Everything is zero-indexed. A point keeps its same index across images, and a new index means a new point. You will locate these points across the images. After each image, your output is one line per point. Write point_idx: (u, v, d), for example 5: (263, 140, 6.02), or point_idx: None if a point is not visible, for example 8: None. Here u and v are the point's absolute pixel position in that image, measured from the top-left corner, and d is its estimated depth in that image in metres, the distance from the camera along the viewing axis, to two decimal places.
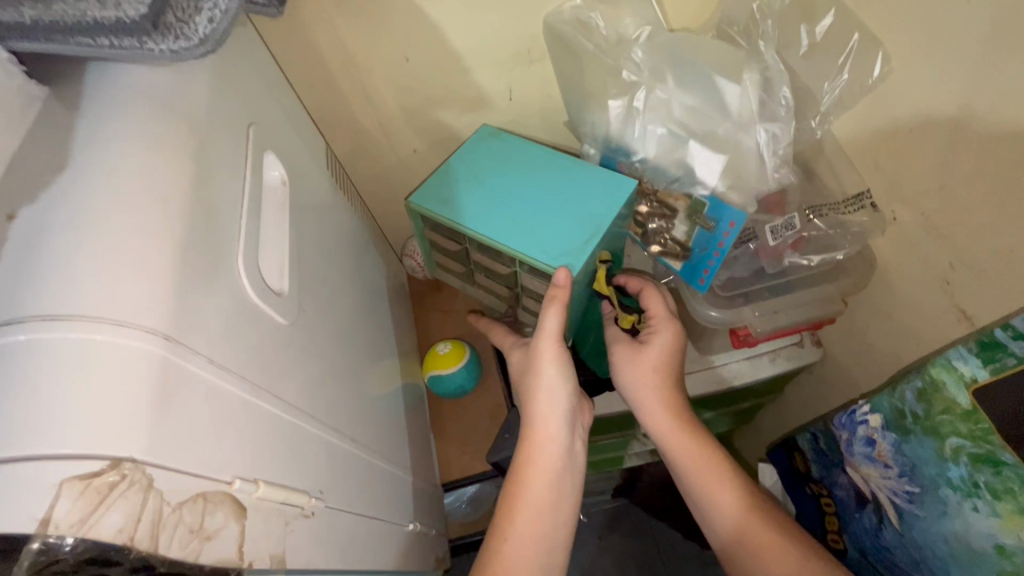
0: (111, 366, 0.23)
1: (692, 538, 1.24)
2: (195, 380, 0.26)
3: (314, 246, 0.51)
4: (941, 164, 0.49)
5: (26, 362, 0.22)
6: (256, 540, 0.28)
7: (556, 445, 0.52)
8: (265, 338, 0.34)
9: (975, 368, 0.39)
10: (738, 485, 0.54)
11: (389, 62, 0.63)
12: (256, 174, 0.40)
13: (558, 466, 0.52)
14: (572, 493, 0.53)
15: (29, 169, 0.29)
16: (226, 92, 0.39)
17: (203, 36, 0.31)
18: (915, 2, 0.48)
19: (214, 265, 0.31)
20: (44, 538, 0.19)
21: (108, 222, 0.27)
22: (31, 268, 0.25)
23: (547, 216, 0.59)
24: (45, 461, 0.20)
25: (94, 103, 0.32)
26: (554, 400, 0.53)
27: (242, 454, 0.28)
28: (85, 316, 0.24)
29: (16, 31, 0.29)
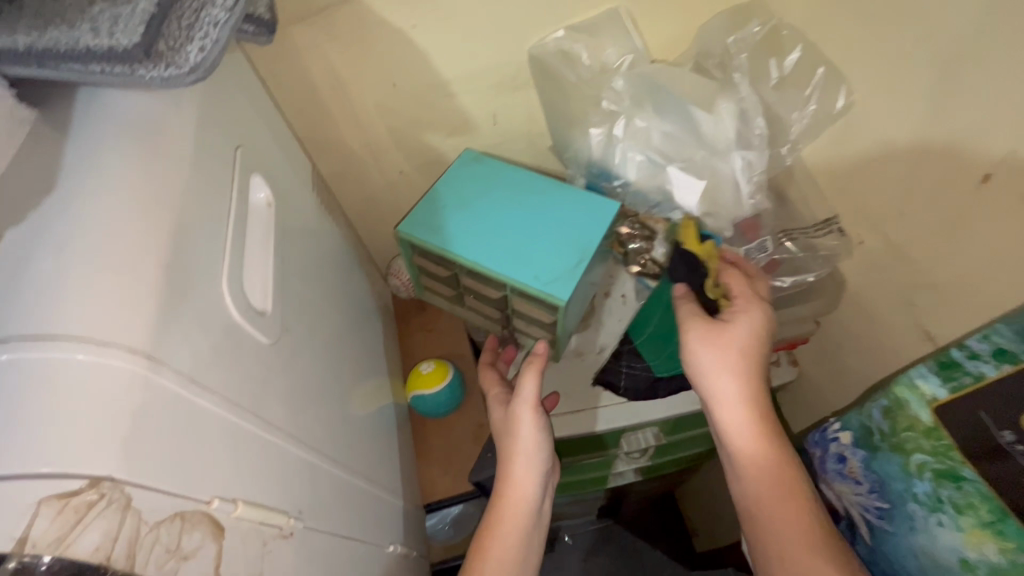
0: (93, 386, 0.23)
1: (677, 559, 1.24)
2: (176, 399, 0.26)
3: (299, 265, 0.52)
4: (903, 191, 0.52)
5: (5, 382, 0.23)
6: (233, 560, 0.28)
7: (530, 494, 0.52)
8: (247, 358, 0.35)
9: (935, 387, 0.40)
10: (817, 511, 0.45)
11: (377, 87, 0.65)
12: (242, 196, 0.41)
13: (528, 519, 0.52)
14: (537, 547, 0.53)
15: (16, 191, 0.29)
16: (214, 116, 0.40)
17: (194, 64, 0.32)
18: (875, 40, 0.51)
19: (198, 284, 0.32)
20: (20, 557, 0.19)
21: (94, 243, 0.27)
22: (17, 289, 0.25)
23: (534, 241, 0.61)
24: (25, 480, 0.21)
25: (84, 127, 0.33)
26: (527, 461, 0.53)
27: (221, 474, 0.29)
28: (68, 335, 0.24)
29: (9, 58, 0.30)
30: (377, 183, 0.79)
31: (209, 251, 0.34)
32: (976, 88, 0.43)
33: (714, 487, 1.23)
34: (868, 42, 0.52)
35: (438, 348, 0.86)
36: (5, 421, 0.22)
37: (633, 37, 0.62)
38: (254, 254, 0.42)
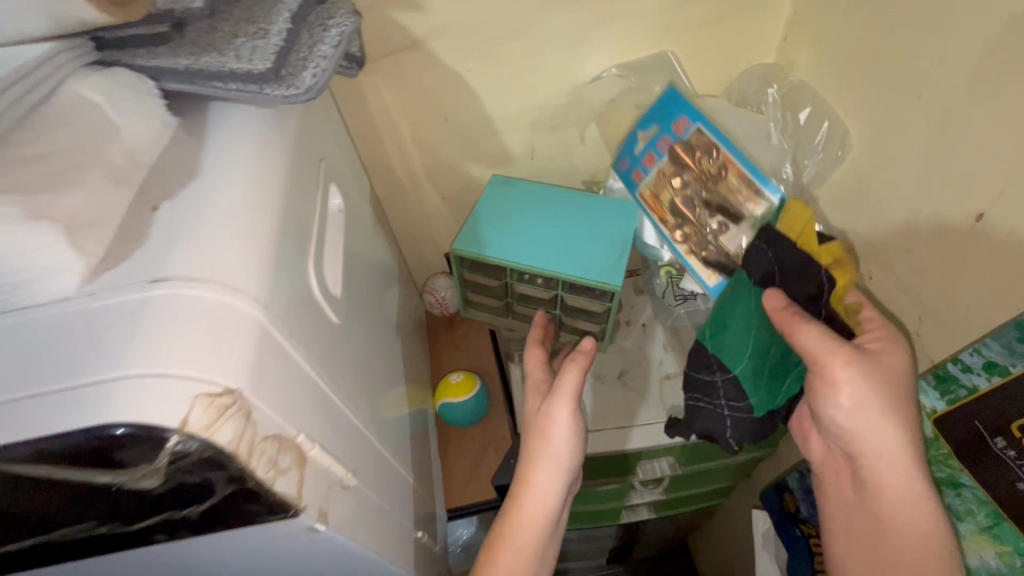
0: (229, 319, 0.29)
1: None
2: (277, 345, 0.32)
3: (357, 267, 0.59)
4: (907, 229, 0.57)
5: (166, 309, 0.28)
6: (310, 490, 0.33)
7: (547, 497, 0.56)
8: (322, 330, 0.41)
9: (936, 401, 0.46)
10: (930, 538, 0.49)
11: (432, 120, 0.74)
12: (322, 198, 0.48)
13: (544, 517, 0.56)
14: (552, 541, 0.58)
15: (164, 176, 0.37)
16: (307, 133, 0.48)
17: (309, 86, 0.40)
18: (880, 96, 0.58)
19: (293, 261, 0.38)
20: (180, 434, 0.25)
21: (227, 217, 0.34)
22: (169, 245, 0.32)
23: (578, 242, 0.71)
24: (179, 379, 0.26)
25: (216, 132, 0.40)
26: (553, 462, 0.57)
27: (304, 416, 0.34)
28: (212, 281, 0.30)
29: (170, 74, 0.38)
30: (421, 206, 0.87)
31: (300, 237, 0.41)
32: (963, 139, 0.49)
33: (730, 532, 1.22)
34: (872, 99, 0.59)
35: (466, 364, 0.91)
36: (165, 336, 0.27)
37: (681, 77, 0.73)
38: (329, 249, 0.49)
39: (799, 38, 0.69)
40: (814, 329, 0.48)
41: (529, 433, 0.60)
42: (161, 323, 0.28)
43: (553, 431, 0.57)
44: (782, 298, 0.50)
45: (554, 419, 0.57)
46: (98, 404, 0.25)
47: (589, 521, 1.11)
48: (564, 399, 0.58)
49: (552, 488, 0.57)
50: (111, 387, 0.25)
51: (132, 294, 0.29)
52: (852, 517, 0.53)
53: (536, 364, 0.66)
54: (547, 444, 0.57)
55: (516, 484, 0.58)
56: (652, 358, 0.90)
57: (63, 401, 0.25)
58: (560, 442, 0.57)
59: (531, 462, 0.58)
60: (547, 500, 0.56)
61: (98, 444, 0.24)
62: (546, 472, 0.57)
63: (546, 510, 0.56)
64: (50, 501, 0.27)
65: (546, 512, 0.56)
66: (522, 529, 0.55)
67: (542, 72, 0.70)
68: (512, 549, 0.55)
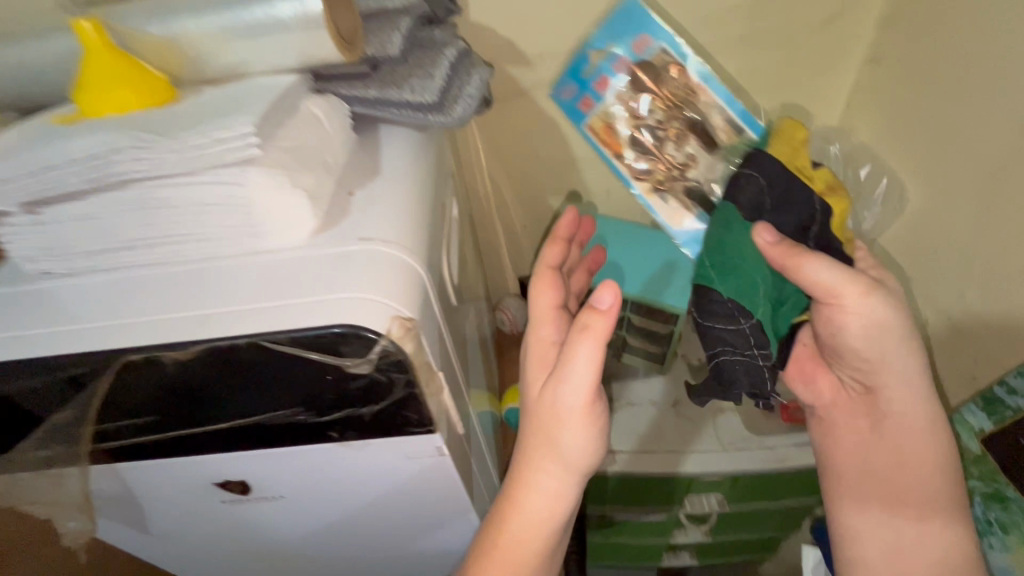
0: (410, 272, 0.40)
1: None
2: (431, 300, 0.42)
3: (460, 269, 0.69)
4: (962, 275, 0.62)
5: (370, 259, 0.39)
6: (443, 417, 0.42)
7: (554, 501, 0.45)
8: (447, 304, 0.51)
9: (981, 420, 0.50)
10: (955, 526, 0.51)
11: (526, 157, 0.86)
12: (448, 206, 0.60)
13: (550, 524, 0.45)
14: (556, 550, 0.48)
15: (353, 173, 0.49)
16: (442, 154, 0.61)
17: (459, 117, 0.53)
18: (936, 156, 0.65)
19: (437, 245, 0.49)
20: (385, 339, 0.35)
21: (400, 203, 0.45)
22: (365, 218, 0.43)
23: (647, 268, 0.80)
24: (383, 303, 0.36)
25: (386, 146, 0.53)
26: (558, 473, 0.44)
27: (441, 359, 0.43)
28: (398, 244, 0.41)
29: (363, 101, 0.51)
30: (504, 232, 0.98)
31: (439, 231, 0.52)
32: (1013, 192, 0.55)
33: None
34: (927, 159, 0.66)
35: None
36: (372, 276, 0.38)
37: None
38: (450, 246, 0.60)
39: (861, 105, 0.77)
40: (824, 261, 0.45)
41: (526, 434, 0.45)
42: (367, 268, 0.38)
43: (565, 433, 0.43)
44: (773, 231, 0.45)
45: (560, 416, 0.42)
46: (330, 312, 0.35)
47: (629, 557, 1.14)
48: (579, 397, 0.41)
49: (562, 494, 0.45)
50: (338, 303, 0.36)
51: (346, 247, 0.40)
52: (864, 458, 0.53)
53: (549, 326, 0.48)
54: (555, 447, 0.43)
55: (508, 485, 0.46)
56: (708, 392, 0.95)
57: (306, 309, 0.36)
58: (577, 444, 0.42)
59: (530, 465, 0.45)
60: (554, 504, 0.45)
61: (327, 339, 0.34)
62: (540, 473, 0.44)
63: (555, 516, 0.45)
64: (277, 385, 0.37)
65: (552, 517, 0.45)
66: (513, 538, 0.44)
67: None
68: (510, 553, 0.44)
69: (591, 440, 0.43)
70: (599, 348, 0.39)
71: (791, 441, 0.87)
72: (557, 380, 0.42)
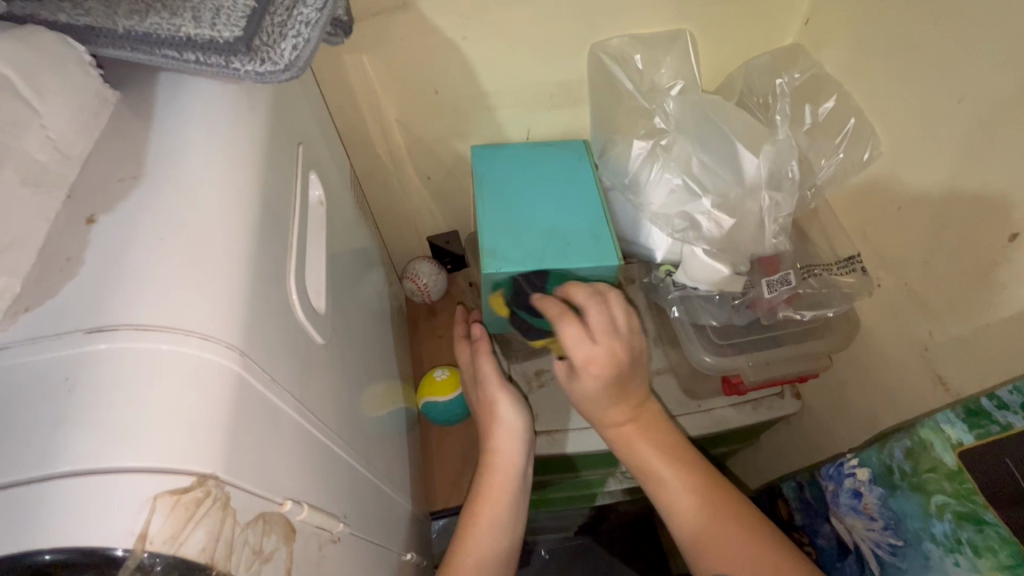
0: (195, 378, 0.23)
1: None
2: (256, 398, 0.26)
3: (343, 262, 0.52)
4: (927, 241, 0.55)
5: (105, 371, 0.22)
6: (302, 564, 0.28)
7: (506, 474, 0.62)
8: (309, 358, 0.35)
9: (961, 432, 0.42)
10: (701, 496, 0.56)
11: (419, 95, 0.68)
12: (302, 191, 0.41)
13: (503, 519, 0.60)
14: (518, 525, 0.62)
15: (105, 174, 0.29)
16: (285, 113, 0.41)
17: (289, 61, 0.32)
18: (917, 99, 0.54)
19: (272, 281, 0.32)
20: (142, 555, 0.19)
21: (174, 230, 0.27)
22: (106, 279, 0.24)
23: (550, 184, 0.71)
24: (130, 474, 0.20)
25: (166, 109, 0.32)
26: (510, 439, 0.63)
27: (292, 478, 0.29)
28: (173, 328, 0.23)
29: (109, 40, 0.30)
30: (406, 190, 0.82)
31: (277, 255, 0.33)
32: (1009, 140, 0.46)
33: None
34: (900, 99, 0.56)
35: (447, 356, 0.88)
36: (107, 414, 0.21)
37: (691, 63, 0.68)
38: (311, 251, 0.42)
39: (822, 23, 0.64)
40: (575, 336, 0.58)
41: (483, 422, 0.66)
42: (93, 396, 0.21)
43: (502, 402, 0.64)
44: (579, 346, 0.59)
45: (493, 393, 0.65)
46: (11, 525, 0.19)
47: (564, 506, 1.14)
48: (493, 387, 0.65)
49: (514, 461, 0.63)
50: (27, 492, 0.19)
51: (60, 352, 0.22)
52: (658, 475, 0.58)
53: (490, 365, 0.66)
54: (501, 426, 0.64)
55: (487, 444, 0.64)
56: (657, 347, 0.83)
57: None
58: (510, 425, 0.63)
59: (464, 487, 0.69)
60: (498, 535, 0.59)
61: (17, 573, 0.18)
62: (492, 513, 0.60)
63: (510, 532, 0.61)
64: None
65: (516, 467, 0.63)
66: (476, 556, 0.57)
67: (549, 48, 0.65)
68: (497, 472, 0.62)
69: (523, 426, 0.64)
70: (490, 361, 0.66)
71: (726, 401, 0.80)
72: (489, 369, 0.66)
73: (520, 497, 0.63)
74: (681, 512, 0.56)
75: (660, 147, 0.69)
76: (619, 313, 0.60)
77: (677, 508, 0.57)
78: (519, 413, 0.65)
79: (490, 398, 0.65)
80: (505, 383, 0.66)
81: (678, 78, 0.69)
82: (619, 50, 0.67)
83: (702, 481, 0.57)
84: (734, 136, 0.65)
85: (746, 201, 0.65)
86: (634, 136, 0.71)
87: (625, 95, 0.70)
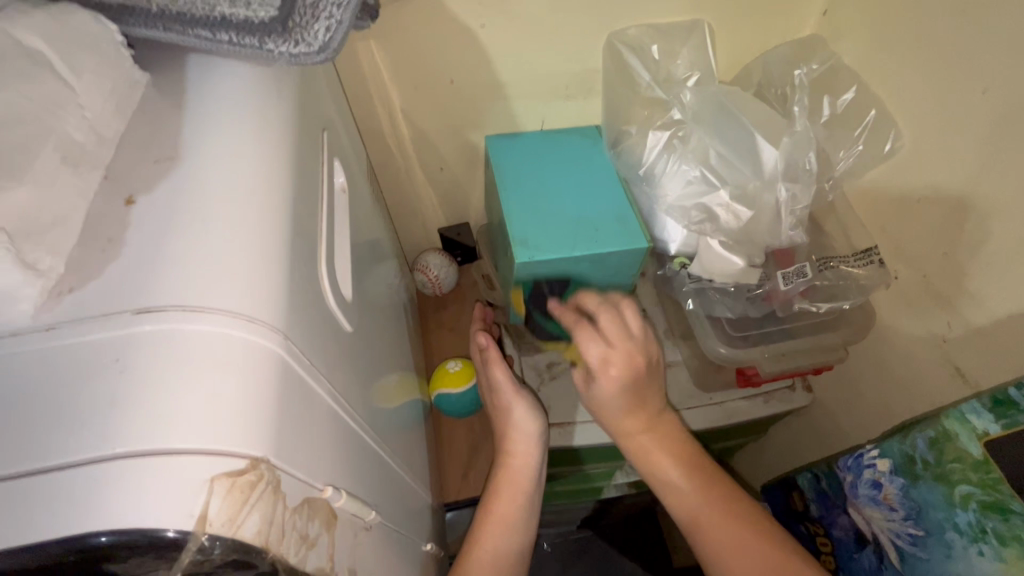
0: (243, 360, 0.22)
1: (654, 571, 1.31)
2: (297, 382, 0.26)
3: (362, 252, 0.51)
4: (946, 233, 0.55)
5: (154, 352, 0.21)
6: (340, 550, 0.28)
7: (521, 475, 0.61)
8: (338, 346, 0.35)
9: (987, 422, 0.42)
10: (714, 503, 0.54)
11: (434, 84, 0.67)
12: (328, 177, 0.41)
13: (518, 518, 0.59)
14: (532, 524, 0.61)
15: (140, 156, 0.28)
16: (309, 98, 0.40)
17: (322, 43, 0.31)
18: (940, 89, 0.54)
19: (305, 265, 0.31)
20: (203, 537, 0.18)
21: (214, 211, 0.26)
22: (149, 260, 0.24)
23: (570, 170, 0.72)
24: (184, 455, 0.19)
25: (196, 91, 0.32)
26: (525, 438, 0.63)
27: (330, 465, 0.28)
28: (218, 309, 0.23)
29: (141, 19, 0.30)
30: (418, 181, 0.81)
31: (308, 240, 0.33)
32: None
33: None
34: (922, 90, 0.56)
35: (458, 349, 0.88)
36: (158, 394, 0.20)
37: (708, 53, 0.68)
38: (337, 239, 0.41)
39: (842, 13, 0.64)
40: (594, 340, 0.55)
41: (499, 422, 0.65)
42: (143, 377, 0.21)
43: (516, 403, 0.64)
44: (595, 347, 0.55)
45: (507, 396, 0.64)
46: (68, 507, 0.18)
47: (571, 500, 1.14)
48: (506, 389, 0.64)
49: (529, 461, 0.62)
50: (81, 473, 0.19)
51: (108, 333, 0.21)
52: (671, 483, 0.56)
53: (501, 367, 0.65)
54: (516, 425, 0.63)
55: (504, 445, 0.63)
56: (669, 340, 0.83)
57: (21, 493, 0.18)
58: (526, 426, 0.63)
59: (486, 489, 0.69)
60: (511, 534, 0.58)
61: (77, 558, 0.18)
62: (509, 510, 0.59)
63: (524, 532, 0.60)
64: None
65: (531, 465, 0.62)
66: (490, 554, 0.56)
67: (567, 37, 0.64)
68: (512, 473, 0.61)
69: (538, 427, 0.63)
70: (498, 364, 0.65)
71: (739, 394, 0.80)
72: (496, 371, 0.65)
73: (533, 499, 0.61)
74: (696, 522, 0.54)
75: (676, 138, 0.69)
76: (631, 315, 0.58)
77: (692, 518, 0.55)
78: (533, 417, 0.64)
79: (504, 398, 0.64)
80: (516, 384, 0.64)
81: (695, 69, 0.68)
82: (636, 40, 0.66)
83: (713, 486, 0.55)
84: (753, 128, 0.65)
85: (762, 193, 0.65)
86: (651, 127, 0.70)
87: (642, 87, 0.70)
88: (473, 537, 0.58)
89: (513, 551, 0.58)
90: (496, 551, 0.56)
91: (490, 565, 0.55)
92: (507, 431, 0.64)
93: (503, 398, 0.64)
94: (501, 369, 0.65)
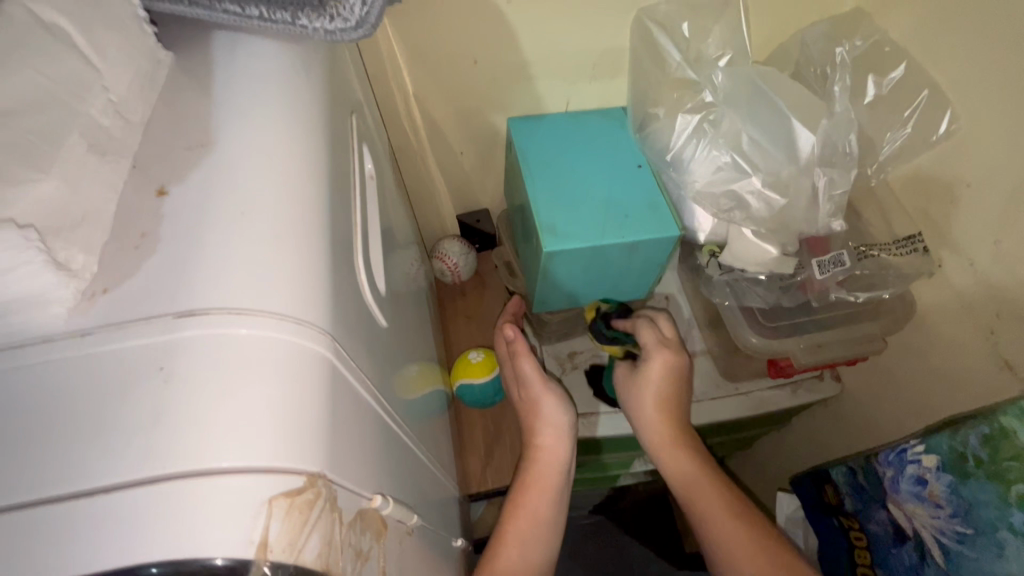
0: (292, 368, 0.20)
1: (665, 556, 1.31)
2: (345, 387, 0.24)
3: (389, 239, 0.49)
4: (999, 220, 0.52)
5: (198, 360, 0.19)
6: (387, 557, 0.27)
7: (550, 475, 0.60)
8: (374, 342, 0.34)
9: None
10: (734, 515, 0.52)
11: (457, 65, 0.64)
12: (358, 163, 0.39)
13: (547, 515, 0.58)
14: (562, 519, 0.60)
15: (170, 141, 0.26)
16: (338, 79, 0.38)
17: (360, 18, 0.29)
18: (998, 67, 0.50)
19: (343, 258, 0.29)
20: (265, 565, 0.17)
21: (253, 198, 0.24)
22: (186, 255, 0.22)
23: (596, 155, 0.70)
24: (240, 475, 0.18)
25: (224, 68, 0.29)
26: (555, 433, 0.62)
27: (376, 471, 0.27)
28: (266, 311, 0.21)
29: None
30: (437, 165, 0.79)
31: (345, 231, 0.31)
32: None
33: None
34: (978, 68, 0.52)
35: (478, 337, 0.86)
36: (204, 406, 0.19)
37: (743, 30, 0.64)
38: (369, 228, 0.39)
39: None
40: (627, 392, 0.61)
41: (524, 413, 0.65)
42: (187, 387, 0.19)
43: (545, 397, 0.62)
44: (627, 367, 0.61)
45: (535, 392, 0.63)
46: (115, 531, 0.17)
47: (587, 487, 1.14)
48: (535, 381, 0.63)
49: (558, 457, 0.61)
50: (128, 494, 0.17)
51: (150, 337, 0.20)
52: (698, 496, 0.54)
53: (528, 359, 0.63)
54: (541, 418, 0.62)
55: (534, 441, 0.62)
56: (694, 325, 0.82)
57: (62, 518, 0.17)
58: (561, 420, 0.62)
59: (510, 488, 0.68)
60: (538, 530, 0.57)
61: None
62: (537, 505, 0.58)
63: (553, 528, 0.58)
64: None
65: (560, 461, 0.61)
66: (519, 548, 0.55)
67: (597, 13, 0.61)
68: (543, 470, 0.60)
69: (568, 419, 0.62)
70: (527, 358, 0.63)
71: (766, 384, 0.78)
72: (524, 360, 0.64)
73: (561, 497, 0.60)
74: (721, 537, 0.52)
75: (707, 121, 0.66)
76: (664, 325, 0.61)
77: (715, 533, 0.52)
78: (563, 412, 0.62)
79: (532, 389, 0.63)
80: (544, 377, 0.63)
81: (726, 48, 0.65)
82: (667, 17, 0.63)
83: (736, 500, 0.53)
84: (787, 112, 0.61)
85: (800, 178, 0.62)
86: (681, 110, 0.67)
87: (673, 66, 0.66)
88: (500, 528, 0.57)
89: (543, 543, 0.57)
90: (525, 547, 0.55)
91: (517, 559, 0.54)
92: (535, 423, 0.63)
93: (529, 393, 0.64)
94: (527, 361, 0.64)
